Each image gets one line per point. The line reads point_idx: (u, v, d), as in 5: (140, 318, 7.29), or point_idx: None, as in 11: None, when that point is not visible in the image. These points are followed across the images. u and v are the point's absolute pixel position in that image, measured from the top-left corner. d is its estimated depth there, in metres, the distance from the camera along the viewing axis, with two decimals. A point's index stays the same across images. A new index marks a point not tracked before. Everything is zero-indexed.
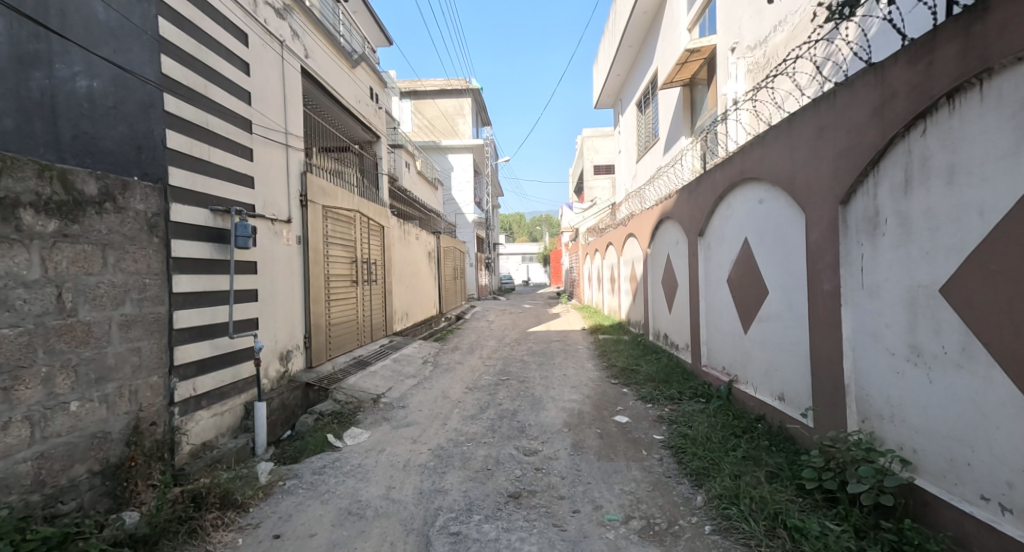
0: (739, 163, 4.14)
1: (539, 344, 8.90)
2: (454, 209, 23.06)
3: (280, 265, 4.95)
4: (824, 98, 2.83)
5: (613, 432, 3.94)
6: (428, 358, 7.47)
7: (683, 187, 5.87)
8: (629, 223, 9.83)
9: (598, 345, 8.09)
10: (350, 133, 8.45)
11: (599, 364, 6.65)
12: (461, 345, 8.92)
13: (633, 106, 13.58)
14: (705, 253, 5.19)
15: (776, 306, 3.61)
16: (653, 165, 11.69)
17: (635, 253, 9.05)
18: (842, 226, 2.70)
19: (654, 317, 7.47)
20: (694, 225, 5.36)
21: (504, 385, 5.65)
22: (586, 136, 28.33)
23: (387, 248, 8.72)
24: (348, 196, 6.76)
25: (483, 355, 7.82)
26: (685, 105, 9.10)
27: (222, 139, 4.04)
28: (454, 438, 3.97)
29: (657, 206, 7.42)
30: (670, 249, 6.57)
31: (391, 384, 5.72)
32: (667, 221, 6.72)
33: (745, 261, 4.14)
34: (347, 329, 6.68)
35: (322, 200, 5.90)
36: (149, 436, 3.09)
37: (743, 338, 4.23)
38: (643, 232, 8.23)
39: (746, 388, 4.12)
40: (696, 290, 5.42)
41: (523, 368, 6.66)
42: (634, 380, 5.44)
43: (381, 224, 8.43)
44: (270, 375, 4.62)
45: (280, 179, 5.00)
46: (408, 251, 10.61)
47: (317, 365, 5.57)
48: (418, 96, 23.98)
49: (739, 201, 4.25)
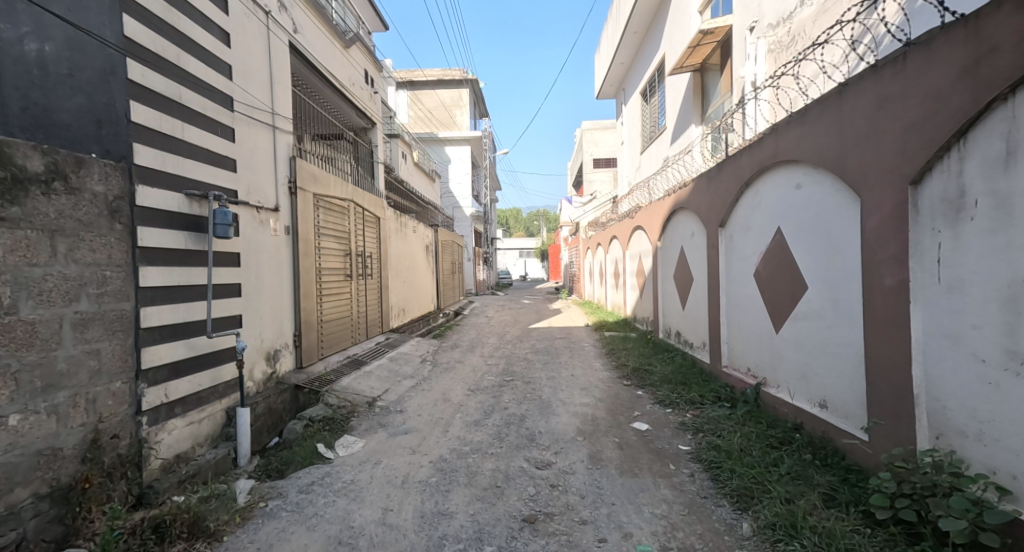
0: (770, 145, 3.77)
1: (542, 341, 8.54)
2: (452, 202, 22.63)
3: (266, 257, 4.54)
4: (890, 62, 2.45)
5: (633, 442, 3.58)
6: (426, 357, 7.09)
7: (700, 175, 5.48)
8: (635, 216, 9.47)
9: (606, 343, 7.74)
10: (343, 119, 8.02)
11: (608, 364, 6.29)
12: (460, 343, 8.55)
13: (637, 95, 13.17)
14: (727, 246, 4.82)
15: (816, 302, 3.24)
16: (658, 157, 11.31)
17: (642, 246, 8.68)
18: (911, 210, 2.34)
19: (665, 313, 7.11)
20: (715, 216, 4.98)
21: (508, 387, 5.27)
22: (586, 129, 27.89)
23: (383, 241, 8.31)
24: (341, 184, 6.35)
25: (484, 354, 7.43)
26: (696, 91, 8.71)
27: (200, 116, 3.62)
28: (457, 448, 3.60)
29: (669, 197, 7.03)
30: (684, 242, 6.21)
31: (387, 386, 5.33)
32: (681, 212, 6.35)
33: (777, 253, 3.78)
34: (341, 327, 6.30)
35: (313, 188, 5.49)
36: (110, 451, 2.69)
37: (774, 337, 3.88)
38: (652, 225, 7.86)
39: (776, 393, 3.77)
40: (715, 285, 5.06)
41: (527, 368, 6.29)
42: (649, 381, 5.09)
43: (377, 216, 8.03)
44: (255, 377, 4.22)
45: (266, 164, 4.58)
46: (405, 244, 10.21)
47: (308, 365, 5.18)
48: (415, 87, 23.46)
49: (770, 187, 3.88)
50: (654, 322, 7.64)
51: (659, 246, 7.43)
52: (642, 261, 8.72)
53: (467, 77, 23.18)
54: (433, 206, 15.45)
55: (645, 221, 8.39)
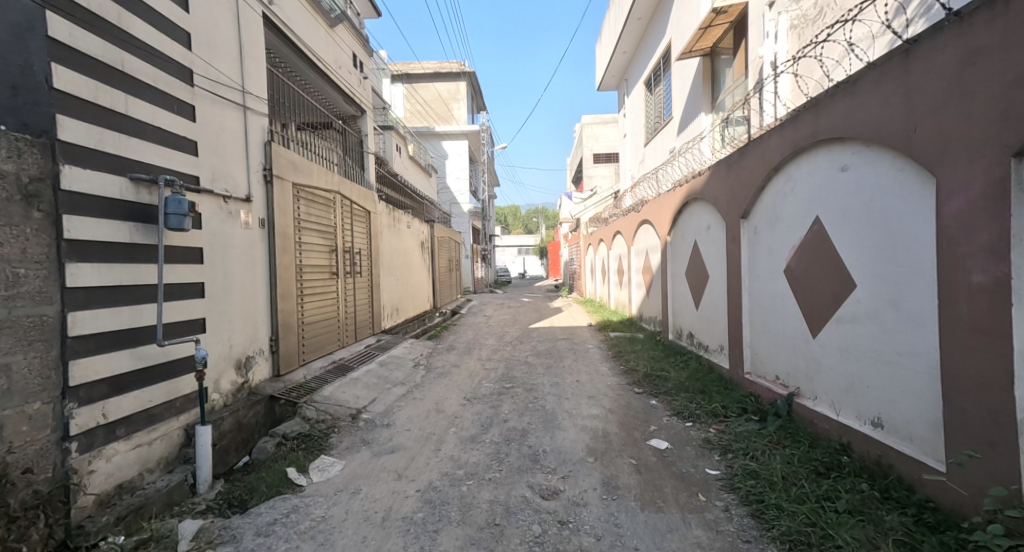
0: (808, 123, 3.29)
1: (543, 342, 8.08)
2: (449, 198, 22.16)
3: (236, 253, 4.04)
4: (984, 6, 1.97)
5: (653, 465, 3.11)
6: (420, 361, 6.61)
7: (718, 162, 5.00)
8: (641, 210, 8.99)
9: (612, 344, 7.29)
10: (331, 106, 7.54)
11: (616, 369, 5.82)
12: (456, 344, 8.07)
13: (641, 85, 12.67)
14: (750, 239, 4.36)
15: (868, 303, 2.78)
16: (664, 148, 10.84)
17: (649, 241, 8.22)
18: (1013, 189, 1.87)
19: (676, 313, 6.66)
20: (736, 206, 4.51)
21: (508, 396, 4.80)
22: (586, 123, 27.38)
23: (374, 236, 7.83)
24: (326, 173, 5.86)
25: (482, 357, 6.96)
26: (706, 77, 8.23)
27: (150, 89, 3.12)
28: (449, 472, 3.13)
29: (679, 188, 6.57)
30: (698, 235, 5.74)
31: (375, 395, 4.85)
32: (694, 204, 5.88)
33: (815, 246, 3.32)
34: (326, 329, 5.81)
35: (293, 177, 4.99)
36: (24, 488, 2.21)
37: (809, 342, 3.42)
38: (660, 220, 7.39)
39: (814, 406, 3.31)
40: (736, 283, 4.60)
41: (529, 374, 5.82)
42: (663, 389, 4.64)
43: (367, 209, 7.54)
44: (223, 389, 3.74)
45: (236, 148, 4.08)
46: (398, 240, 9.72)
47: (287, 373, 4.70)
48: (411, 79, 22.89)
49: (805, 171, 3.41)
50: (663, 322, 7.18)
51: (668, 241, 6.97)
52: (649, 257, 8.24)
53: (464, 70, 22.63)
54: (429, 201, 14.96)
55: (652, 214, 7.93)
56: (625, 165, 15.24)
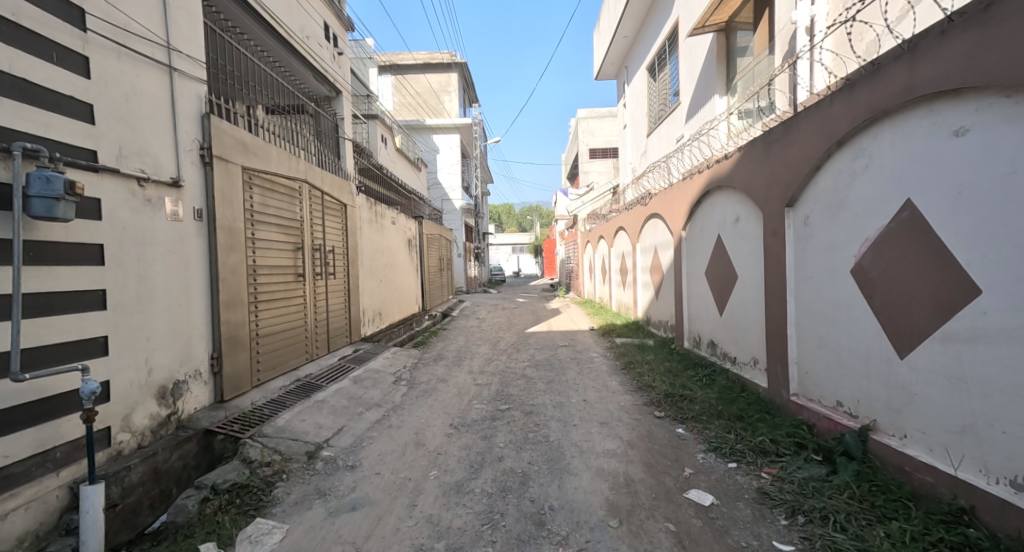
0: (898, 78, 2.51)
1: (541, 351, 7.29)
2: (440, 194, 21.37)
3: (159, 252, 3.21)
4: None
5: (699, 534, 2.32)
6: (402, 376, 5.79)
7: (750, 140, 4.23)
8: (648, 204, 8.24)
9: (620, 355, 6.52)
10: (300, 85, 6.73)
11: (628, 385, 5.05)
12: (445, 354, 7.27)
13: (644, 71, 11.93)
14: (797, 233, 3.59)
15: (1008, 317, 2.01)
16: (670, 138, 10.10)
17: (658, 237, 7.45)
18: None
19: (694, 319, 5.90)
20: (779, 192, 3.74)
21: (504, 423, 4.01)
22: (582, 118, 26.64)
23: (352, 232, 7.01)
24: (287, 159, 5.02)
25: (473, 369, 6.15)
26: (720, 55, 7.49)
27: (11, 26, 2.27)
28: (425, 546, 2.32)
29: (695, 176, 5.80)
30: (723, 229, 4.97)
31: (343, 423, 4.02)
32: (718, 193, 5.11)
33: (904, 240, 2.55)
34: (290, 339, 5.00)
35: (244, 160, 4.17)
36: None
37: (893, 364, 2.64)
38: (672, 214, 6.63)
39: (903, 448, 2.53)
40: (776, 286, 3.83)
41: (527, 391, 5.02)
42: (692, 415, 3.87)
43: (343, 203, 6.71)
44: (136, 427, 2.90)
45: (159, 118, 3.24)
46: (382, 238, 8.89)
47: (234, 398, 3.87)
48: (400, 71, 22.04)
49: (890, 142, 2.63)
50: (678, 328, 6.41)
51: (682, 236, 6.21)
52: (658, 255, 7.49)
53: (456, 61, 21.81)
54: (418, 197, 14.15)
55: (662, 208, 7.18)
56: (625, 159, 14.54)
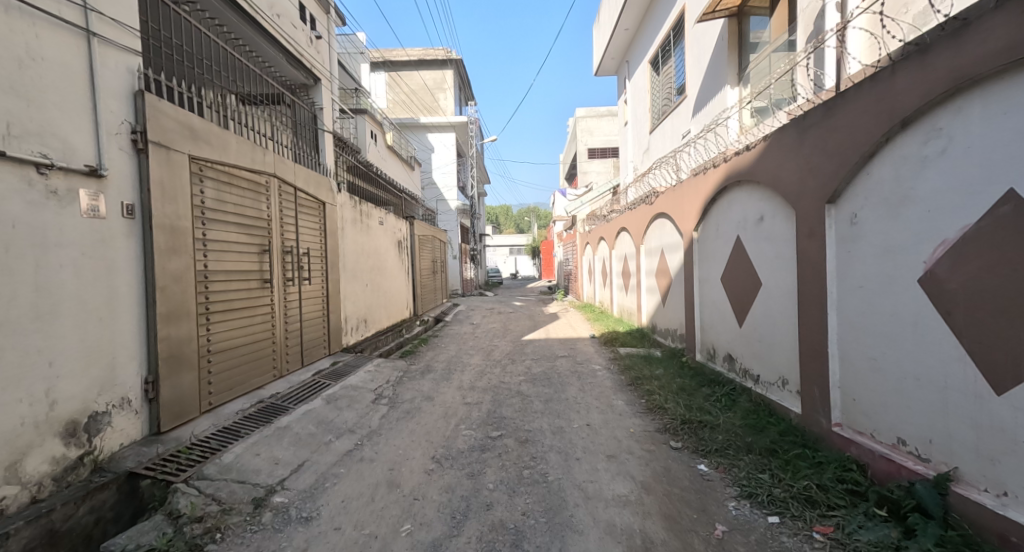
0: (1004, 30, 1.94)
1: (537, 362, 6.74)
2: (435, 194, 20.85)
3: (71, 255, 2.62)
4: None
5: None
6: (383, 394, 5.23)
7: (779, 128, 3.68)
8: (653, 203, 7.69)
9: (625, 368, 5.98)
10: (276, 73, 6.17)
11: (636, 407, 4.48)
12: (434, 366, 6.71)
13: (647, 65, 11.43)
14: (840, 234, 3.03)
15: None
16: (675, 134, 9.60)
17: (665, 239, 6.90)
18: None
19: (709, 330, 5.35)
20: (817, 186, 3.18)
21: (494, 457, 3.45)
22: (580, 117, 26.17)
23: (332, 233, 6.44)
24: (251, 150, 4.45)
25: (462, 385, 5.59)
26: (732, 42, 6.98)
27: None
28: None
29: (708, 172, 5.25)
30: (744, 230, 4.41)
31: (306, 456, 3.44)
32: (736, 189, 4.55)
33: (1004, 245, 2.01)
34: (253, 354, 4.43)
35: (193, 149, 3.59)
36: None
37: (985, 400, 2.09)
38: (681, 214, 6.09)
39: (1004, 511, 2.00)
40: (813, 297, 3.27)
41: (521, 413, 4.47)
42: (717, 447, 3.31)
43: (320, 200, 6.14)
44: (30, 475, 2.31)
45: (72, 93, 2.66)
46: (368, 239, 8.34)
47: (176, 428, 3.29)
48: (394, 67, 21.48)
49: (985, 116, 2.07)
50: (689, 339, 5.86)
51: (693, 238, 5.67)
52: (665, 258, 6.95)
53: (451, 57, 21.26)
54: (410, 196, 13.59)
55: (669, 208, 6.65)
56: (626, 157, 14.06)
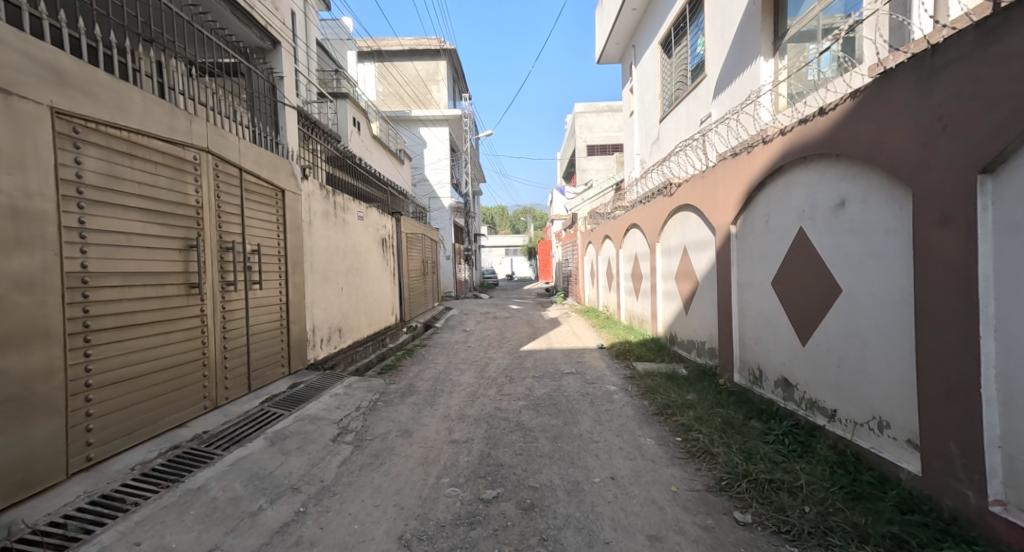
0: None
1: (540, 382, 5.72)
2: (427, 191, 19.93)
3: None
4: None
5: None
6: (351, 428, 4.19)
7: (876, 77, 2.69)
8: (672, 195, 6.70)
9: (647, 391, 4.96)
10: (226, 36, 5.15)
11: (672, 450, 3.48)
12: (418, 386, 5.68)
13: (657, 47, 10.64)
14: (1003, 220, 2.03)
15: None
16: (692, 120, 8.71)
17: (689, 236, 5.94)
18: None
19: (755, 348, 4.34)
20: (958, 151, 2.18)
21: (487, 538, 2.43)
22: (579, 113, 25.29)
23: (292, 227, 5.39)
24: (169, 114, 3.40)
25: (449, 414, 4.57)
26: (765, 7, 6.06)
27: None
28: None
29: (751, 150, 4.28)
30: (812, 220, 3.42)
31: (219, 538, 2.41)
32: (799, 168, 3.57)
33: None
34: (173, 383, 3.39)
35: (58, 101, 2.54)
36: None
37: None
38: (713, 204, 5.08)
39: None
40: (946, 313, 2.27)
41: (522, 459, 3.44)
42: (812, 530, 2.27)
43: (278, 187, 5.09)
44: None
45: None
46: (344, 237, 7.30)
47: (16, 508, 2.23)
48: (384, 58, 20.46)
49: None
50: (726, 356, 4.85)
51: (731, 232, 4.68)
52: (690, 258, 5.96)
53: (444, 47, 20.28)
54: (399, 191, 12.60)
55: (695, 199, 5.64)
56: (631, 150, 13.20)
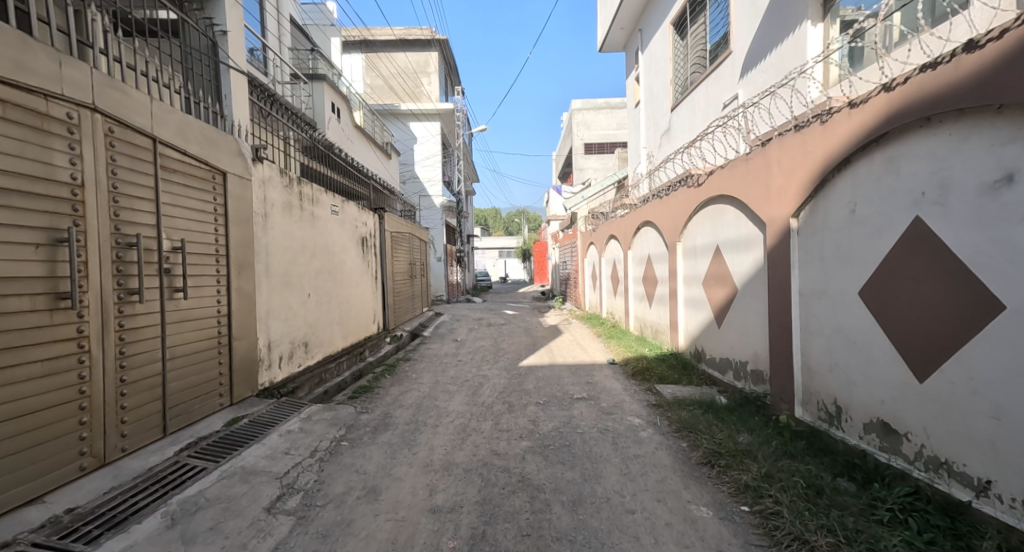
0: None
1: (545, 411, 4.70)
2: (417, 189, 18.99)
3: None
4: None
5: None
6: (299, 486, 3.13)
7: None
8: (698, 185, 5.74)
9: (683, 427, 3.96)
10: None
11: (744, 531, 2.48)
12: (396, 418, 4.63)
13: (668, 27, 9.74)
14: None
15: None
16: (712, 105, 7.76)
17: (725, 233, 4.99)
18: None
19: (828, 378, 3.35)
20: None
21: None
22: (575, 110, 24.37)
23: (239, 220, 4.32)
24: (18, 47, 2.32)
25: (432, 461, 3.54)
26: None
27: None
28: None
29: (824, 120, 3.31)
30: (943, 207, 2.43)
31: None
32: (917, 137, 2.58)
33: None
34: (23, 439, 2.33)
35: None
36: None
37: None
38: (764, 193, 4.09)
39: None
40: None
41: (531, 547, 2.41)
42: None
43: (218, 167, 4.02)
44: None
45: None
46: (313, 234, 6.23)
47: None
48: (373, 47, 19.38)
49: None
50: (783, 384, 3.86)
51: (792, 228, 3.70)
52: (726, 260, 4.99)
53: (435, 37, 19.26)
54: (385, 187, 11.56)
55: (734, 189, 4.66)
56: (637, 144, 12.26)
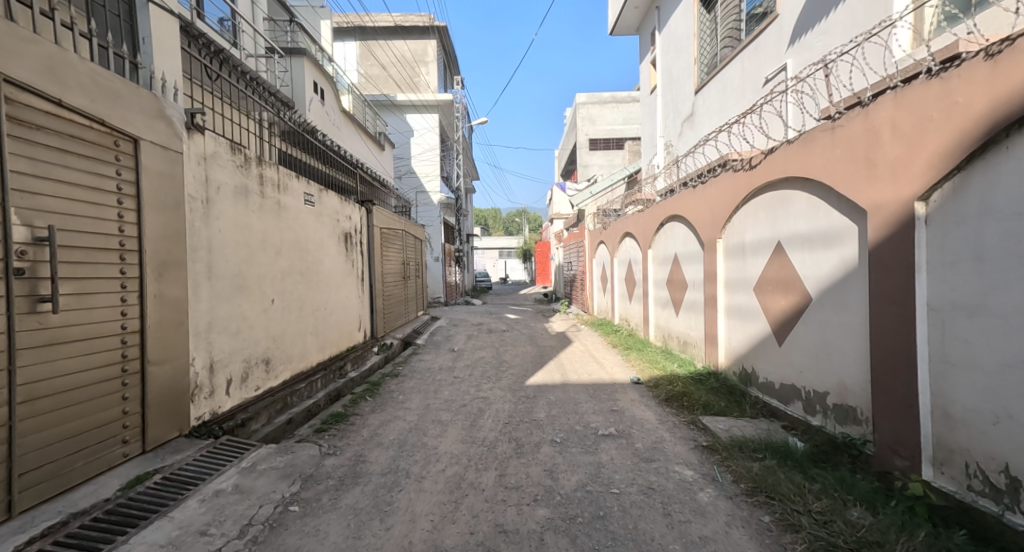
0: None
1: (563, 455, 3.64)
2: (413, 184, 17.94)
3: None
4: None
5: None
6: None
7: None
8: (747, 169, 4.70)
9: (759, 491, 2.89)
10: None
11: None
12: (371, 465, 3.58)
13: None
14: None
15: None
16: (751, 82, 6.71)
17: (792, 226, 3.95)
18: None
19: (989, 432, 2.28)
20: None
21: None
22: (580, 103, 23.33)
23: (160, 205, 3.25)
24: None
25: (412, 547, 2.47)
26: None
27: None
28: None
29: (987, 56, 2.25)
30: None
31: None
32: None
33: None
34: None
35: None
36: None
37: None
38: (865, 169, 3.02)
39: None
40: None
41: None
42: None
43: (124, 131, 2.95)
44: None
45: None
46: (278, 229, 5.16)
47: None
48: (368, 35, 18.35)
49: None
50: (897, 432, 2.78)
51: (920, 216, 2.65)
52: (793, 260, 3.96)
53: (434, 24, 18.19)
54: (376, 179, 10.51)
55: (811, 167, 3.59)
56: (653, 133, 11.20)
